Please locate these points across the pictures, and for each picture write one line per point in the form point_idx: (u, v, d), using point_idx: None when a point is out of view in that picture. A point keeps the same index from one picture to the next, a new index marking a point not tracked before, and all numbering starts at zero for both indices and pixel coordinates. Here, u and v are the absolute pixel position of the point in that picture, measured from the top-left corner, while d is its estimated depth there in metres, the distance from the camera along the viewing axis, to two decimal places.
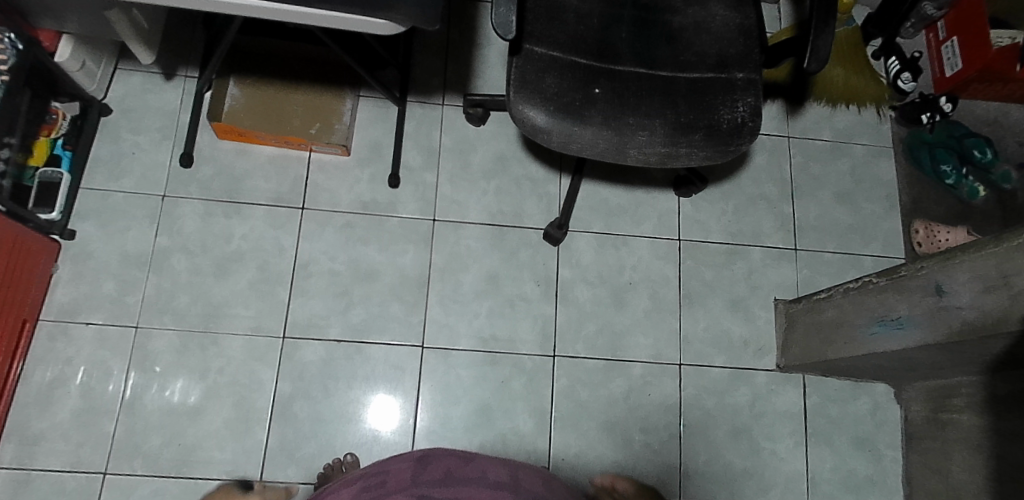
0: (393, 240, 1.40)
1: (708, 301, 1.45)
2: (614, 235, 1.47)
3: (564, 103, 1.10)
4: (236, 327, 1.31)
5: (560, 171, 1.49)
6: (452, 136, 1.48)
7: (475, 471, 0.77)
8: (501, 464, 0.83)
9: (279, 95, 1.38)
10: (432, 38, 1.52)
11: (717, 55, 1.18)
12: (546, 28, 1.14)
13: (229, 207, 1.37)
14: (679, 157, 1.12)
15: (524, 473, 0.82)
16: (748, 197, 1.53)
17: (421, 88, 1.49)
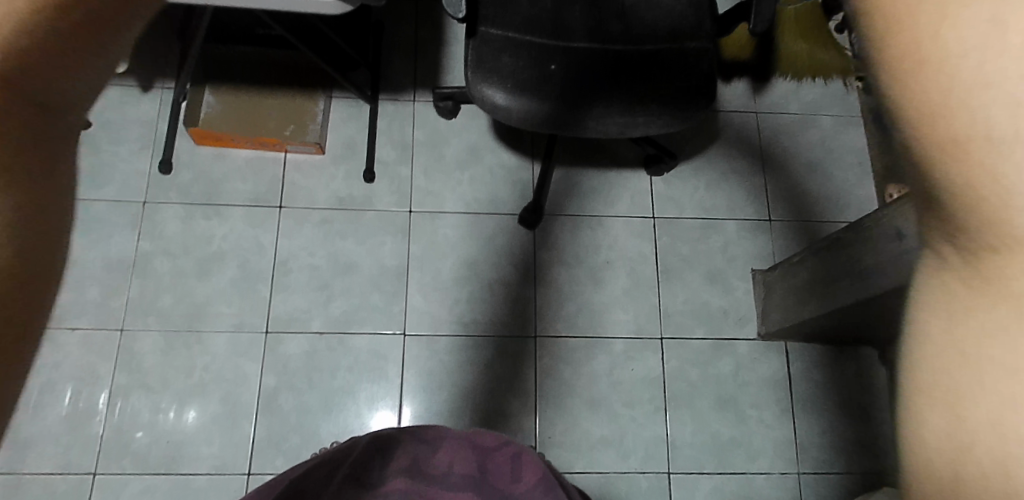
0: (370, 232, 1.43)
1: (686, 275, 1.47)
2: (589, 217, 1.49)
3: (521, 80, 1.12)
4: (220, 325, 1.34)
5: (532, 157, 1.52)
6: (424, 130, 1.51)
7: (438, 464, 0.84)
8: (462, 442, 0.83)
9: (253, 100, 1.42)
10: (400, 37, 1.55)
11: (669, 27, 1.19)
12: (499, 10, 1.16)
13: (209, 210, 1.41)
14: (638, 126, 1.14)
15: (483, 436, 0.83)
16: (720, 172, 1.55)
17: (391, 86, 1.52)
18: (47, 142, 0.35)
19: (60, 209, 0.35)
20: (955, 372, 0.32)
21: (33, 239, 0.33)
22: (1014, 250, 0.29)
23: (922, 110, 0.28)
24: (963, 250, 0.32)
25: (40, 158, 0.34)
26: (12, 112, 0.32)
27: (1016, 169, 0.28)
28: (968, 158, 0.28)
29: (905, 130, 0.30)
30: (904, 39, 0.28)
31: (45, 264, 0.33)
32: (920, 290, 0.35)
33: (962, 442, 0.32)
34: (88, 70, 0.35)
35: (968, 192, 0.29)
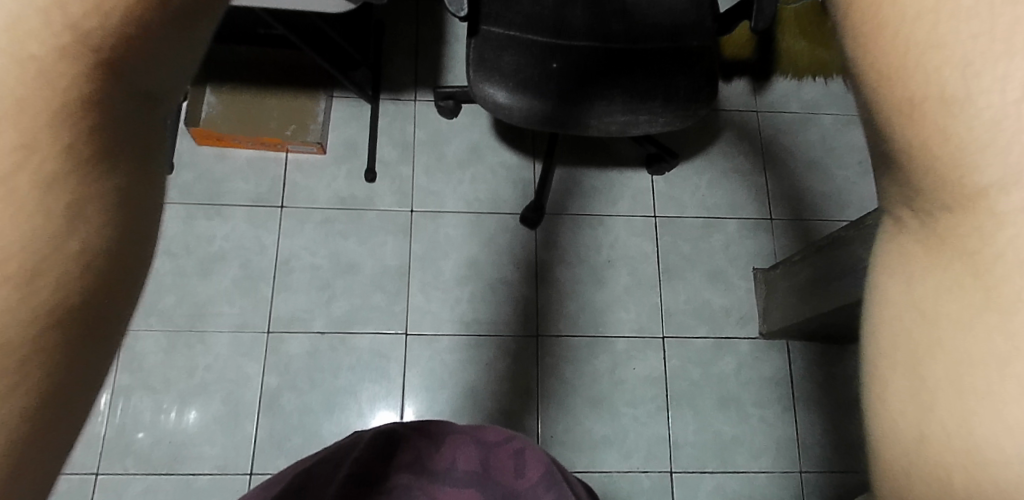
0: (372, 232, 1.43)
1: (687, 274, 1.47)
2: (590, 216, 1.48)
3: (522, 78, 1.12)
4: (221, 325, 1.34)
5: (533, 157, 1.52)
6: (425, 129, 1.51)
7: (443, 459, 0.81)
8: (466, 437, 0.84)
9: (254, 100, 1.42)
10: (401, 37, 1.55)
11: (671, 25, 1.19)
12: (501, 8, 1.16)
13: (210, 210, 1.41)
14: (639, 124, 1.15)
15: (488, 431, 0.85)
16: (721, 171, 1.55)
17: (392, 85, 1.52)
18: (141, 130, 0.31)
19: (151, 193, 0.33)
20: (910, 334, 0.30)
21: (129, 232, 0.31)
22: (971, 207, 0.27)
23: (879, 67, 0.26)
24: (920, 211, 0.29)
25: (137, 148, 0.31)
26: (114, 110, 0.29)
27: (976, 116, 0.25)
28: (926, 110, 0.26)
29: (865, 84, 0.27)
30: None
31: (135, 253, 0.32)
32: (877, 258, 0.33)
33: (925, 418, 0.29)
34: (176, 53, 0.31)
35: (924, 146, 0.26)
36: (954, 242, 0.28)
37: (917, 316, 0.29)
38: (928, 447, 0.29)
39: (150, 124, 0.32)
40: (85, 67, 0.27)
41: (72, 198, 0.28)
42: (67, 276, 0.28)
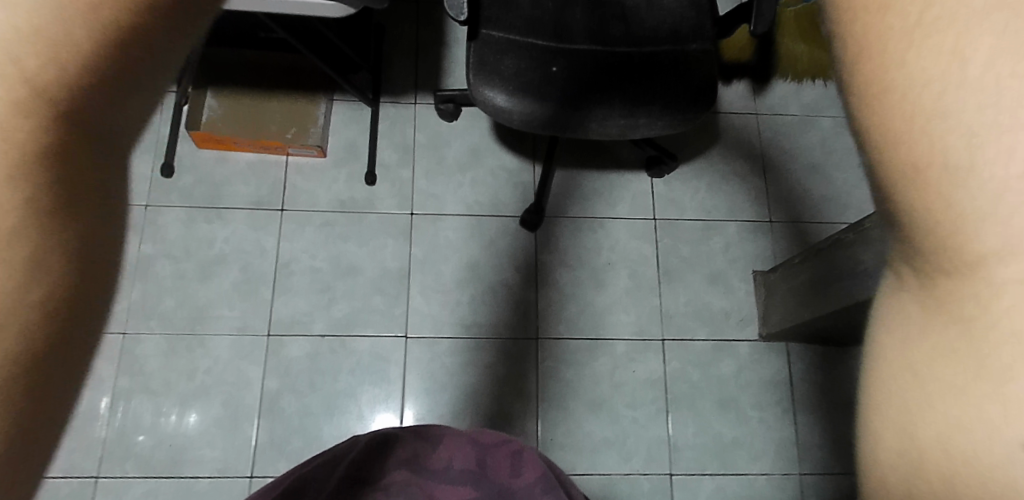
0: (372, 235, 1.43)
1: (687, 277, 1.47)
2: (590, 219, 1.49)
3: (522, 82, 1.12)
4: (221, 328, 1.34)
5: (533, 159, 1.52)
6: (425, 132, 1.51)
7: (438, 459, 0.82)
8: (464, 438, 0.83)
9: (254, 103, 1.42)
10: (401, 40, 1.55)
11: (671, 28, 1.19)
12: (501, 12, 1.17)
13: (211, 213, 1.41)
14: (639, 128, 1.15)
15: (485, 434, 0.84)
16: (721, 173, 1.55)
17: (392, 89, 1.52)
18: (104, 165, 0.37)
19: (116, 212, 0.39)
20: (904, 385, 0.34)
21: (93, 240, 0.37)
22: (963, 278, 0.31)
23: (893, 158, 0.31)
24: (921, 276, 0.33)
25: (99, 188, 0.37)
26: (72, 148, 0.35)
27: (971, 201, 0.29)
28: (930, 190, 0.30)
29: (879, 165, 0.31)
30: (884, 75, 0.30)
31: (104, 256, 0.37)
32: (882, 311, 0.37)
33: (918, 455, 0.33)
34: (129, 112, 0.37)
35: (926, 221, 0.31)
36: (946, 306, 0.32)
37: (913, 367, 0.33)
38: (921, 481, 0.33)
39: (117, 160, 0.38)
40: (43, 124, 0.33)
41: (34, 212, 0.33)
42: (36, 269, 0.33)
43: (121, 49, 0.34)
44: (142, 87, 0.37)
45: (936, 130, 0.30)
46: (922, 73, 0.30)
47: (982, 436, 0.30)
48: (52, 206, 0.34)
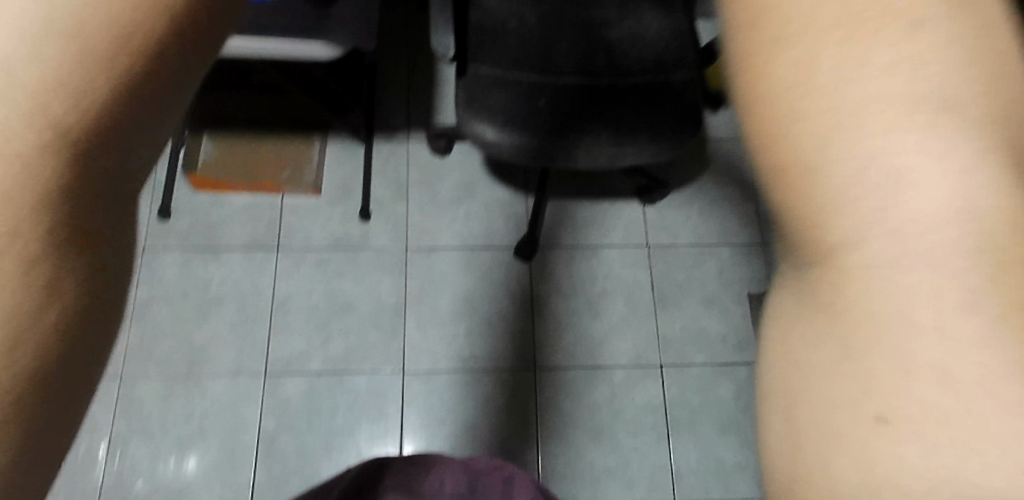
0: (367, 271, 1.44)
1: (683, 302, 1.47)
2: (584, 247, 1.50)
3: (510, 116, 1.15)
4: (219, 369, 1.34)
5: (525, 191, 1.54)
6: (418, 168, 1.53)
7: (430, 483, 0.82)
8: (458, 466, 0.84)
9: (249, 146, 1.45)
10: (392, 80, 1.59)
11: (654, 59, 1.22)
12: (488, 50, 1.20)
13: (207, 255, 1.42)
14: (627, 156, 1.16)
15: (476, 460, 0.85)
16: (712, 198, 1.57)
17: (385, 127, 1.55)
18: (108, 212, 0.31)
19: (115, 268, 0.32)
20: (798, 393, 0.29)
21: (99, 295, 0.31)
22: (827, 258, 0.27)
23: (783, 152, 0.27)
24: (804, 273, 0.29)
25: (105, 226, 0.31)
26: (87, 186, 0.29)
27: (843, 180, 0.26)
28: (796, 162, 0.26)
29: (764, 157, 0.28)
30: (750, 39, 0.28)
31: (106, 314, 0.31)
32: (776, 318, 0.32)
33: (802, 462, 0.28)
34: (148, 138, 0.32)
35: (787, 191, 0.27)
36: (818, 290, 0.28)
37: (793, 357, 0.29)
38: (802, 487, 0.28)
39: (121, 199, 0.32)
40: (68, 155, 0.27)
41: (37, 270, 0.27)
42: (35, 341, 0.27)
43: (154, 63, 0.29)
44: (158, 111, 0.31)
45: (792, 93, 0.26)
46: (796, 44, 0.27)
47: (849, 421, 0.26)
48: (57, 261, 0.28)
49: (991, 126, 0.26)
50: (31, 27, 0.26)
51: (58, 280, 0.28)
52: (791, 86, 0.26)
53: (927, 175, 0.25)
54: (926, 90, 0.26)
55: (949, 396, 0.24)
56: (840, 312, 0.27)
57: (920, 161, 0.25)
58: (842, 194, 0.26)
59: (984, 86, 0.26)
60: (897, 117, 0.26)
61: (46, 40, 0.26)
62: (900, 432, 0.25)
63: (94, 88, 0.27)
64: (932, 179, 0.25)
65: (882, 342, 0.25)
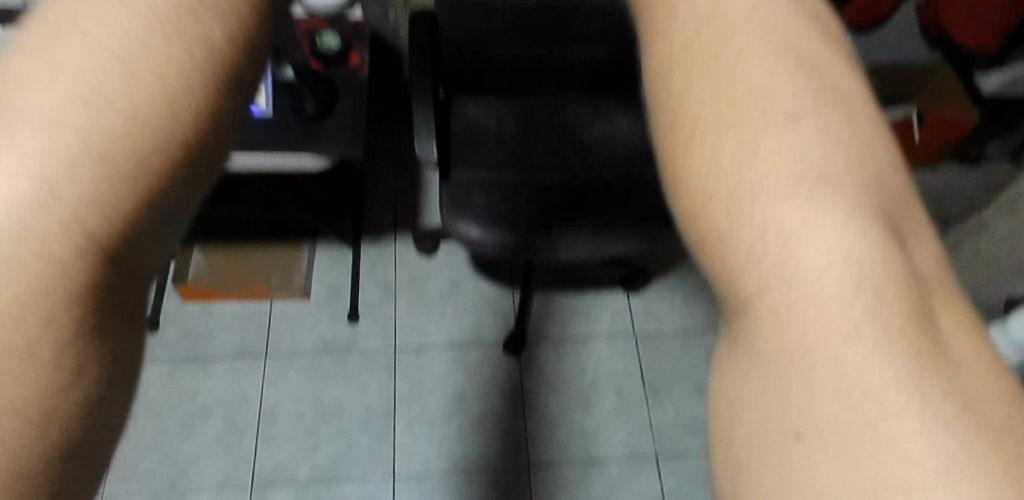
0: (356, 374, 1.44)
1: (674, 390, 1.47)
2: (572, 340, 1.51)
3: (493, 215, 1.20)
4: (203, 484, 1.30)
5: (512, 287, 1.57)
6: (405, 270, 1.56)
7: None
8: None
9: (240, 255, 1.48)
10: (379, 187, 1.65)
11: (627, 158, 1.29)
12: (470, 155, 1.27)
13: (194, 365, 1.41)
14: (608, 249, 1.20)
15: None
16: (695, 285, 1.60)
17: (372, 231, 1.60)
18: (125, 318, 0.32)
19: (129, 370, 0.33)
20: (742, 426, 0.32)
21: (113, 385, 0.31)
22: (744, 307, 0.33)
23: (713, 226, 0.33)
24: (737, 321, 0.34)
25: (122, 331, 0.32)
26: (106, 293, 0.30)
27: (760, 241, 0.31)
28: (715, 233, 0.32)
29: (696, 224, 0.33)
30: (677, 135, 0.34)
31: (118, 398, 0.32)
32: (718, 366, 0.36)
33: (750, 486, 0.31)
34: (165, 247, 0.33)
35: (719, 255, 0.33)
36: (742, 334, 0.33)
37: (727, 395, 0.34)
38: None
39: (140, 293, 0.33)
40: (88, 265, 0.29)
41: (60, 369, 0.29)
42: (40, 430, 0.28)
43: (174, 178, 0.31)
44: (178, 221, 0.33)
45: (714, 174, 0.33)
46: (714, 133, 0.33)
47: (771, 442, 0.31)
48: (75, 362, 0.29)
49: (865, 195, 0.32)
50: (67, 153, 0.29)
51: (68, 386, 0.29)
52: (712, 169, 0.33)
53: (822, 239, 0.31)
54: (806, 169, 0.32)
55: (870, 421, 0.29)
56: (757, 350, 0.32)
57: (807, 222, 0.31)
58: (749, 254, 0.32)
59: (852, 164, 0.33)
60: (798, 190, 0.31)
61: (80, 165, 0.29)
62: (813, 447, 0.29)
63: (120, 204, 0.30)
64: (820, 237, 0.31)
65: (804, 378, 0.30)
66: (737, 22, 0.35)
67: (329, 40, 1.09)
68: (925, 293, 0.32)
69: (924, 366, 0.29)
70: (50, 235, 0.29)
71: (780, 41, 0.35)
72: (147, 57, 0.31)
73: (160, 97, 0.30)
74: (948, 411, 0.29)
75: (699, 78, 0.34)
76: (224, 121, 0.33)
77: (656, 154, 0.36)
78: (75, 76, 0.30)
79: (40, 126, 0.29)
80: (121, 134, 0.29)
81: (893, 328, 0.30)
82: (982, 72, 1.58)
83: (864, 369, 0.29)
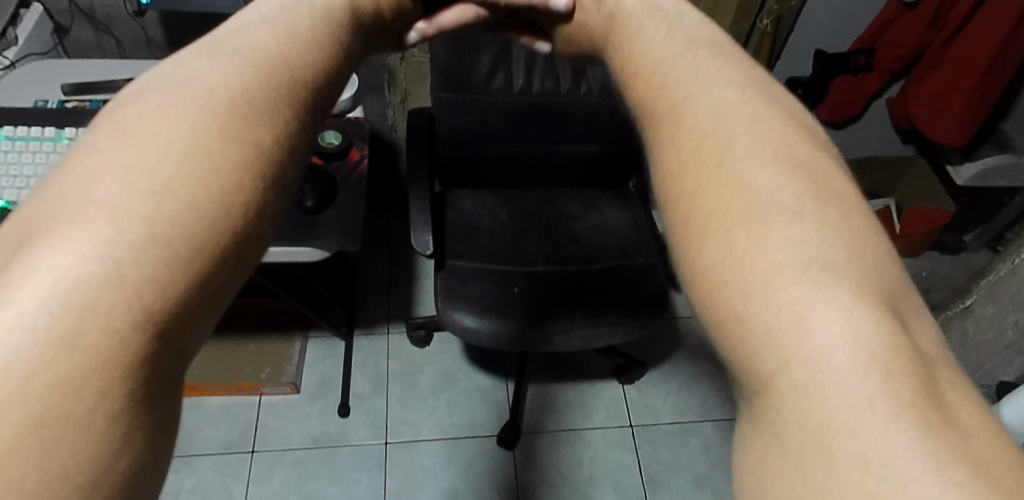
0: (346, 470, 1.39)
1: (673, 483, 1.43)
2: (568, 431, 1.48)
3: (488, 304, 1.21)
4: None
5: (506, 377, 1.55)
6: (398, 360, 1.55)
7: None
8: None
9: (231, 348, 1.47)
10: (375, 278, 1.67)
11: (618, 247, 1.32)
12: (463, 246, 1.29)
13: (178, 461, 1.36)
14: (602, 336, 1.20)
15: None
16: (689, 374, 1.59)
17: (366, 321, 1.60)
18: (171, 382, 0.38)
19: (170, 430, 0.38)
20: (768, 481, 0.38)
21: (154, 443, 0.37)
22: (764, 388, 0.38)
23: (728, 310, 0.40)
24: (748, 390, 0.40)
25: (169, 394, 0.38)
26: (157, 361, 0.37)
27: (765, 323, 0.38)
28: (727, 317, 0.40)
29: (709, 305, 0.41)
30: (688, 234, 0.43)
31: (155, 464, 0.37)
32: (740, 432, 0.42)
33: None
34: (211, 321, 0.40)
35: (733, 339, 0.40)
36: (760, 415, 0.39)
37: (749, 468, 0.40)
38: None
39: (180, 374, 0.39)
40: (150, 335, 0.36)
41: (117, 426, 0.35)
42: (97, 480, 0.34)
43: (219, 261, 0.39)
44: (222, 301, 0.40)
45: (719, 263, 0.41)
46: (725, 231, 0.42)
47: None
48: (130, 421, 0.35)
49: (865, 282, 0.39)
50: (137, 240, 0.36)
51: (122, 440, 0.35)
52: (718, 260, 0.41)
53: (823, 318, 0.37)
54: (809, 261, 0.39)
55: (859, 467, 0.34)
56: (778, 426, 0.38)
57: (816, 310, 0.38)
58: (768, 341, 0.38)
59: (852, 256, 0.40)
60: (795, 277, 0.39)
61: (145, 247, 0.36)
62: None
63: (175, 280, 0.37)
64: (826, 321, 0.37)
65: (812, 441, 0.36)
66: (735, 147, 0.45)
67: (330, 138, 1.13)
68: (928, 366, 0.37)
69: (932, 434, 0.34)
70: (113, 304, 0.35)
71: (771, 157, 0.44)
72: (206, 164, 0.40)
73: (214, 193, 0.39)
74: (960, 476, 0.33)
75: (705, 188, 0.44)
76: (267, 219, 0.42)
77: (671, 252, 0.45)
78: (146, 178, 0.38)
79: (114, 214, 0.37)
80: (181, 226, 0.38)
81: (903, 400, 0.35)
82: (954, 163, 1.59)
83: (880, 438, 0.35)
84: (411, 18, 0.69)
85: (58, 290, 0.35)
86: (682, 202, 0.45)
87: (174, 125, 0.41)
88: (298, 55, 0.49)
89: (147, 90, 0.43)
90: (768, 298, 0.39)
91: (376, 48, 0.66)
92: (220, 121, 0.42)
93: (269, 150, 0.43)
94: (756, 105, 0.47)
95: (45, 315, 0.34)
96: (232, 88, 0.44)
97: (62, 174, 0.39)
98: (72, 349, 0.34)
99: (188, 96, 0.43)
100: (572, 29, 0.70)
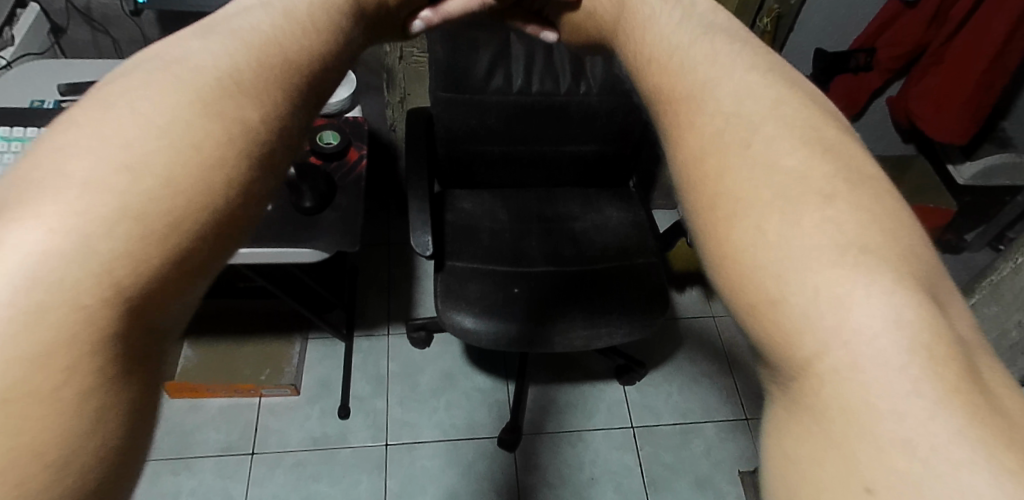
0: (345, 472, 1.38)
1: (674, 484, 1.42)
2: (569, 433, 1.47)
3: (487, 304, 1.20)
4: None
5: (506, 378, 1.55)
6: (398, 361, 1.55)
7: None
8: None
9: (230, 349, 1.46)
10: (376, 279, 1.67)
11: (618, 247, 1.32)
12: (462, 246, 1.29)
13: (177, 463, 1.36)
14: (602, 337, 1.19)
15: None
16: (690, 375, 1.58)
17: (367, 322, 1.60)
18: (149, 359, 0.39)
19: (150, 407, 0.39)
20: (807, 459, 0.40)
21: (133, 419, 0.38)
22: (803, 370, 0.40)
23: (765, 294, 0.41)
24: (782, 374, 0.41)
25: (148, 371, 0.39)
26: (130, 336, 0.38)
27: (800, 305, 0.40)
28: (762, 301, 0.41)
29: (743, 290, 0.42)
30: (714, 218, 0.44)
31: (135, 440, 0.38)
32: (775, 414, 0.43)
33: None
34: (189, 301, 0.41)
35: (767, 323, 0.41)
36: (797, 397, 0.41)
37: (786, 450, 0.41)
38: None
39: (161, 349, 0.40)
40: (121, 310, 0.37)
41: (90, 397, 0.36)
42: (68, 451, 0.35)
43: (196, 240, 0.39)
44: (201, 280, 0.40)
45: (751, 245, 0.42)
46: (760, 212, 0.42)
47: (844, 492, 0.37)
48: (102, 395, 0.36)
49: (901, 263, 0.40)
50: (110, 216, 0.37)
51: (94, 414, 0.36)
52: (751, 243, 0.42)
53: (866, 299, 0.39)
54: (848, 241, 0.40)
55: (901, 445, 0.36)
56: (818, 408, 0.39)
57: (858, 293, 0.39)
58: (805, 325, 0.39)
59: (885, 238, 0.41)
60: (835, 260, 0.40)
61: (117, 223, 0.37)
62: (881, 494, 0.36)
63: (150, 257, 0.37)
64: (869, 305, 0.38)
65: (858, 426, 0.37)
66: (760, 132, 0.45)
67: (329, 137, 1.13)
68: (968, 351, 0.39)
69: (976, 420, 0.36)
70: (83, 278, 0.36)
71: (799, 143, 0.45)
72: (185, 141, 0.40)
73: (197, 172, 0.40)
74: (1005, 458, 0.35)
75: (734, 170, 0.44)
76: (252, 202, 0.42)
77: (696, 235, 0.46)
78: (122, 156, 0.39)
79: (90, 189, 0.37)
80: (157, 204, 0.38)
81: (948, 384, 0.37)
82: (954, 163, 1.59)
83: (921, 423, 0.36)
84: (417, 7, 0.68)
85: (25, 265, 0.35)
86: (710, 185, 0.45)
87: (154, 105, 0.41)
88: (293, 39, 0.49)
89: (131, 71, 0.44)
90: (803, 280, 0.40)
91: (379, 43, 0.64)
92: (201, 100, 0.42)
93: (257, 133, 0.43)
94: (779, 91, 0.48)
95: (13, 291, 0.35)
96: (218, 70, 0.44)
97: (41, 149, 0.39)
98: (41, 325, 0.35)
99: (170, 76, 0.43)
100: (584, 19, 0.69)
